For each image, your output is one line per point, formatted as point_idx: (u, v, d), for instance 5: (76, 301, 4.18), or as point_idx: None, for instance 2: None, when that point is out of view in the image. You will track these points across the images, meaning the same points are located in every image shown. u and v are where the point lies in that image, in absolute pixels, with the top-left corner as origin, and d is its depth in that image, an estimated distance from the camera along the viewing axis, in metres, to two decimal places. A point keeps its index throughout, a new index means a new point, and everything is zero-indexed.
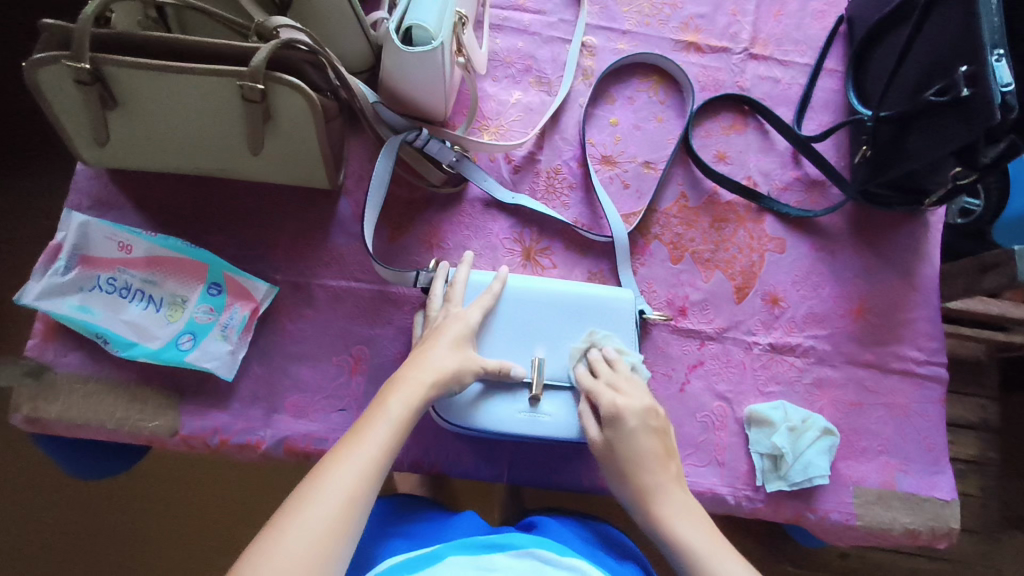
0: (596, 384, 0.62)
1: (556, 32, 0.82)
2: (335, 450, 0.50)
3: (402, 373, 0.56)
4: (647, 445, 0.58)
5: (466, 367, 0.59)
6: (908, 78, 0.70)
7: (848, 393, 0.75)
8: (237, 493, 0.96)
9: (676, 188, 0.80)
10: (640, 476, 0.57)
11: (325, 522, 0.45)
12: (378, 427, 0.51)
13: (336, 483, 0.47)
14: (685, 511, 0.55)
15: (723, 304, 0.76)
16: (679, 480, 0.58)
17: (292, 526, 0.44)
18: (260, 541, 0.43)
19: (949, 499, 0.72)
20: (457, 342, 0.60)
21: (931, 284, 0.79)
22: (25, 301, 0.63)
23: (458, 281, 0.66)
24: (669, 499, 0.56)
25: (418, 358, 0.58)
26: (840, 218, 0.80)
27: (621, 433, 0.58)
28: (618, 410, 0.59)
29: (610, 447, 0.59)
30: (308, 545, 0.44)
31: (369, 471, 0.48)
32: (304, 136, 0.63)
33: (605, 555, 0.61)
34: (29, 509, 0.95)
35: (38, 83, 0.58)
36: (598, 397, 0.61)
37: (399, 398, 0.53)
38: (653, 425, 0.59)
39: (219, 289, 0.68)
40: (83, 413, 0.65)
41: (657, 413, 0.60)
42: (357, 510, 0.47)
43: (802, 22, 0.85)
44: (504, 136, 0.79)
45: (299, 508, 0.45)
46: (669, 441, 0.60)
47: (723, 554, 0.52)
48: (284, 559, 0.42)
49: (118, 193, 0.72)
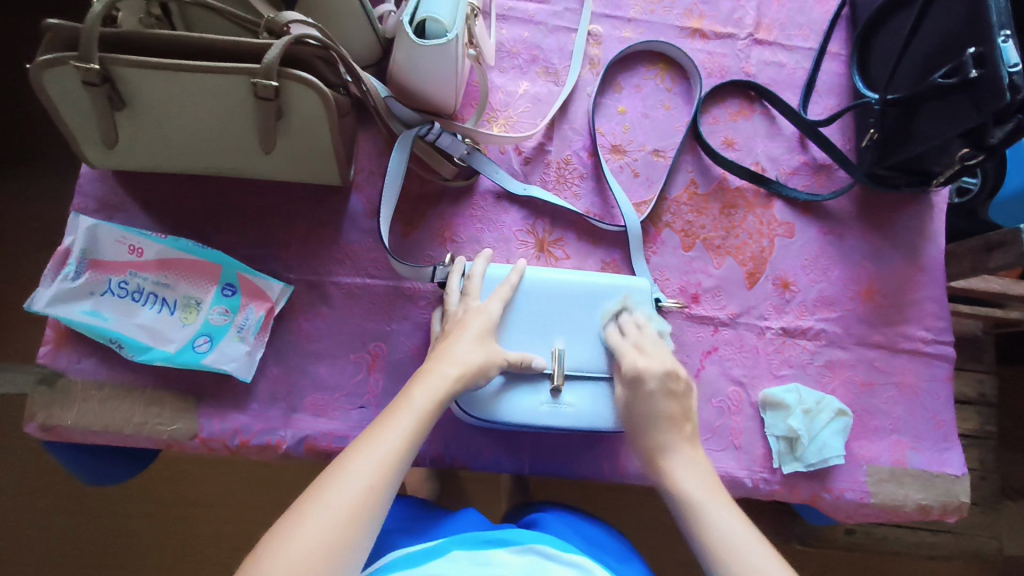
0: (625, 347, 0.64)
1: (561, 21, 0.82)
2: (359, 439, 0.49)
3: (428, 366, 0.56)
4: (662, 405, 0.59)
5: (490, 361, 0.59)
6: (915, 61, 0.71)
7: (860, 373, 0.76)
8: (249, 491, 0.96)
9: (686, 176, 0.80)
10: (655, 425, 0.59)
11: (346, 507, 0.44)
12: (402, 418, 0.50)
13: (357, 469, 0.46)
14: (693, 468, 0.56)
15: (735, 290, 0.77)
16: (693, 440, 0.58)
17: (313, 511, 0.43)
18: (281, 526, 0.42)
19: (959, 474, 0.74)
20: (481, 335, 0.60)
21: (936, 264, 0.80)
22: (36, 308, 0.62)
23: (475, 274, 0.66)
24: (677, 451, 0.57)
25: (442, 351, 0.57)
26: (847, 201, 0.81)
27: (641, 393, 0.60)
28: (638, 371, 0.61)
29: (633, 402, 0.61)
30: (330, 529, 0.42)
31: (391, 459, 0.47)
32: (317, 133, 0.62)
33: (607, 555, 0.61)
34: (38, 516, 0.94)
35: (44, 85, 0.57)
36: (623, 359, 0.63)
37: (423, 389, 0.53)
38: (675, 390, 0.60)
39: (233, 289, 0.68)
40: (100, 419, 0.64)
41: (679, 375, 0.61)
42: (379, 498, 0.45)
43: (805, 5, 0.85)
44: (513, 128, 0.78)
45: (321, 493, 0.44)
46: (690, 405, 0.60)
47: (717, 504, 0.52)
48: (304, 541, 0.41)
49: (125, 195, 0.71)
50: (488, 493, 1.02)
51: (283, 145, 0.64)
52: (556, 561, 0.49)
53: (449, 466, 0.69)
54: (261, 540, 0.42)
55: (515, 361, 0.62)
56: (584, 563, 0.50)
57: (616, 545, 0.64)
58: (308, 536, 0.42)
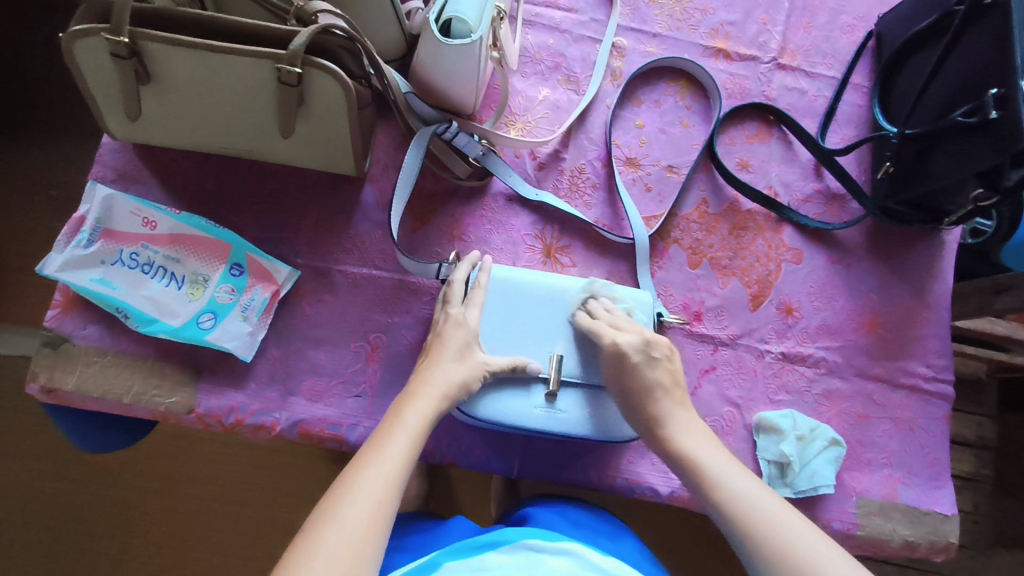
0: (603, 325, 0.64)
1: (587, 31, 0.82)
2: (357, 458, 0.49)
3: (413, 388, 0.57)
4: (652, 375, 0.61)
5: (474, 376, 0.60)
6: (937, 97, 0.71)
7: (857, 405, 0.76)
8: (240, 470, 0.97)
9: (698, 194, 0.80)
10: (650, 395, 0.60)
11: (360, 525, 0.44)
12: (398, 437, 0.51)
13: (364, 488, 0.46)
14: (695, 436, 0.57)
15: (738, 311, 0.77)
16: (685, 405, 0.60)
17: (329, 532, 0.43)
18: (299, 549, 0.42)
19: (950, 514, 0.73)
20: (462, 351, 0.61)
21: (943, 302, 0.80)
22: (47, 271, 0.63)
23: (456, 281, 0.66)
24: (673, 417, 0.59)
25: (425, 374, 0.58)
26: (858, 232, 0.81)
27: (626, 367, 0.61)
28: (616, 345, 0.61)
29: (620, 379, 0.62)
30: (348, 546, 0.43)
31: (394, 475, 0.48)
32: (337, 122, 0.63)
33: (599, 535, 0.63)
34: (30, 475, 0.95)
35: (74, 55, 0.58)
36: (600, 336, 0.63)
37: (415, 410, 0.54)
38: (653, 356, 0.62)
39: (241, 269, 0.69)
40: (100, 385, 0.65)
41: (658, 343, 0.63)
42: (389, 512, 0.46)
43: (831, 34, 0.85)
44: (530, 133, 0.79)
45: (333, 514, 0.44)
46: (676, 371, 0.63)
47: (721, 461, 0.55)
48: (324, 562, 0.41)
49: (144, 168, 0.72)
50: (476, 492, 1.02)
51: (303, 132, 0.65)
52: (547, 552, 0.50)
53: (439, 462, 0.69)
54: (279, 564, 0.42)
55: (500, 368, 0.63)
56: (575, 550, 0.51)
57: (607, 525, 0.66)
58: (329, 556, 0.42)
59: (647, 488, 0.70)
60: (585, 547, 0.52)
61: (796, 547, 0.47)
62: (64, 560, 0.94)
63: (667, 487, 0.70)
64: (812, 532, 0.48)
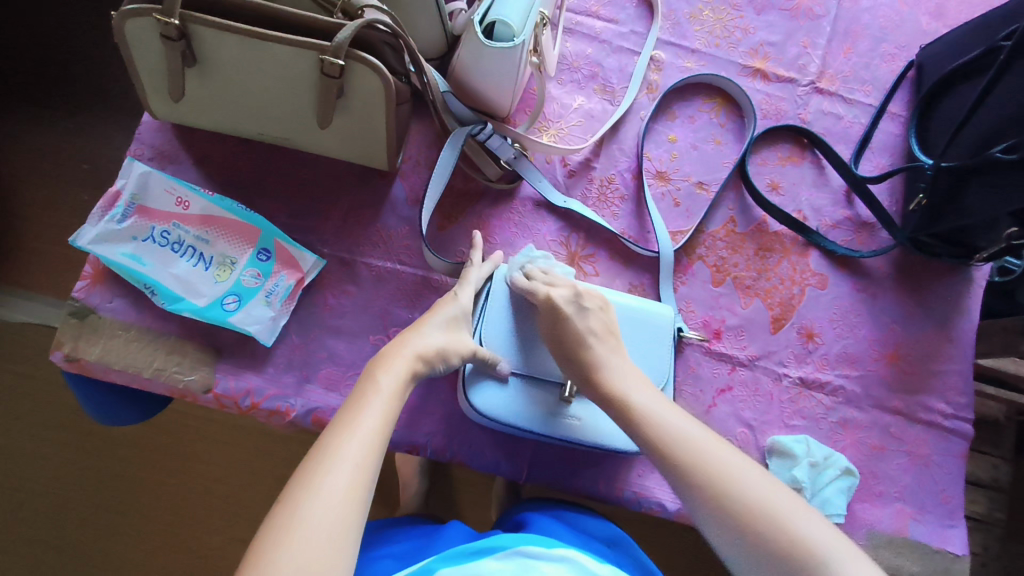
0: (536, 283, 0.65)
1: (626, 43, 0.83)
2: (333, 425, 0.49)
3: (389, 350, 0.56)
4: (589, 322, 0.61)
5: (458, 346, 0.61)
6: (974, 132, 0.70)
7: (873, 436, 0.75)
8: (248, 452, 0.98)
9: (726, 212, 0.80)
10: (584, 342, 0.60)
11: (341, 489, 0.44)
12: (374, 400, 0.51)
13: (344, 454, 0.46)
14: (627, 376, 0.59)
15: (758, 333, 0.76)
16: (618, 350, 0.61)
17: (308, 497, 0.43)
18: (279, 518, 0.42)
19: (960, 554, 0.72)
20: (450, 323, 0.61)
21: (967, 338, 0.79)
22: (80, 243, 0.64)
23: (473, 267, 0.67)
24: (610, 362, 0.59)
25: (400, 339, 0.58)
26: (886, 261, 0.80)
27: (560, 319, 0.61)
28: (549, 296, 0.62)
29: (553, 329, 0.62)
30: (329, 514, 0.43)
31: (372, 441, 0.48)
32: (374, 115, 0.64)
33: (595, 539, 0.63)
34: (43, 443, 0.97)
35: (125, 34, 0.59)
36: (534, 293, 0.64)
37: (389, 372, 0.54)
38: (584, 306, 0.62)
39: (268, 255, 0.69)
40: (122, 358, 0.66)
41: (589, 294, 0.64)
42: (369, 478, 0.46)
43: (871, 62, 0.84)
44: (563, 139, 0.79)
45: (311, 481, 0.44)
46: (610, 320, 0.63)
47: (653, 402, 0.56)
48: (305, 531, 0.42)
49: (181, 148, 0.73)
50: (478, 495, 1.02)
51: (340, 123, 0.66)
52: (542, 559, 0.51)
53: (448, 460, 0.69)
54: (259, 532, 0.42)
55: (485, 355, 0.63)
56: (569, 556, 0.52)
57: (602, 526, 0.66)
58: (311, 525, 0.42)
59: (654, 502, 0.69)
60: (578, 554, 0.53)
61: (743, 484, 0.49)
62: (69, 529, 0.95)
63: (674, 504, 0.69)
64: (753, 471, 0.50)
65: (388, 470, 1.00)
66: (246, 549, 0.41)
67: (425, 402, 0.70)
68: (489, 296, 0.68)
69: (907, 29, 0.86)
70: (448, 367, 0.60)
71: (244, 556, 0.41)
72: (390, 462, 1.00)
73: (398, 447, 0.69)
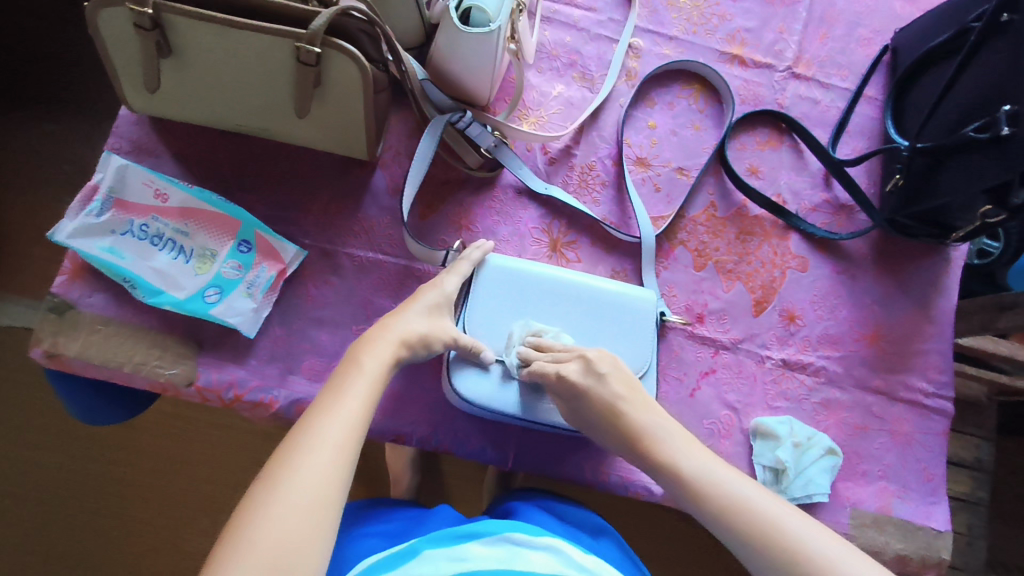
0: (544, 362, 0.62)
1: (604, 31, 0.83)
2: (316, 406, 0.49)
3: (370, 336, 0.57)
4: (612, 390, 0.60)
5: (438, 334, 0.61)
6: (948, 112, 0.71)
7: (855, 416, 0.76)
8: (236, 448, 0.98)
9: (706, 197, 0.81)
10: (614, 410, 0.60)
11: (323, 467, 0.45)
12: (357, 383, 0.52)
13: (324, 435, 0.47)
14: (672, 433, 0.59)
15: (741, 316, 0.77)
16: (650, 402, 0.61)
17: (289, 473, 0.43)
18: (256, 495, 0.42)
19: (943, 530, 0.73)
20: (431, 310, 0.62)
21: (946, 317, 0.80)
22: (58, 238, 0.63)
23: (465, 259, 0.67)
24: (646, 418, 0.60)
25: (383, 327, 0.58)
26: (864, 243, 0.81)
27: (581, 399, 0.60)
28: (563, 376, 0.60)
29: (575, 406, 0.61)
30: (310, 489, 0.43)
31: (354, 421, 0.49)
32: (351, 103, 0.63)
33: (582, 530, 0.63)
34: (27, 446, 0.96)
35: (98, 24, 0.59)
36: (544, 376, 0.61)
37: (372, 355, 0.54)
38: (600, 373, 0.61)
39: (249, 246, 0.69)
40: (102, 353, 0.65)
41: (597, 359, 0.62)
42: (350, 455, 0.47)
43: (846, 47, 0.85)
44: (543, 127, 0.80)
45: (293, 459, 0.44)
46: (628, 375, 0.62)
47: (657, 415, 0.60)
48: (285, 506, 0.42)
49: (159, 141, 0.73)
50: (468, 487, 1.02)
51: (317, 112, 0.66)
52: (529, 547, 0.51)
53: (434, 449, 0.69)
54: (238, 507, 0.42)
55: (466, 343, 0.63)
56: (555, 546, 0.52)
57: (593, 518, 0.66)
58: (291, 498, 0.42)
59: (640, 487, 0.69)
60: (565, 545, 0.53)
61: (796, 536, 0.50)
62: (53, 531, 0.94)
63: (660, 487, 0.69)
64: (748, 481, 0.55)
65: (377, 465, 1.00)
66: (224, 525, 0.41)
67: (408, 391, 0.70)
68: (473, 286, 0.68)
69: (881, 14, 0.87)
70: (429, 354, 0.60)
71: (223, 530, 0.41)
72: (380, 459, 1.00)
73: (383, 436, 0.69)
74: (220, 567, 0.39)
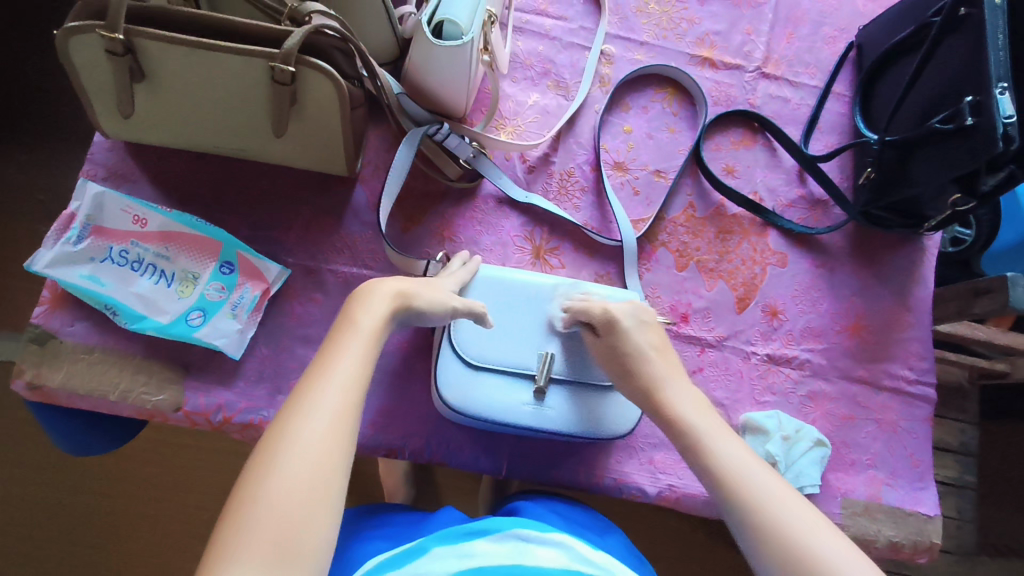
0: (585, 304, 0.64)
1: (576, 39, 0.84)
2: (309, 370, 0.47)
3: (360, 293, 0.54)
4: (641, 338, 0.60)
5: (438, 300, 0.59)
6: (915, 105, 0.73)
7: (842, 406, 0.77)
8: (226, 472, 0.97)
9: (685, 198, 0.82)
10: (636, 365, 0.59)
11: (320, 436, 0.43)
12: (352, 344, 0.49)
13: (320, 402, 0.44)
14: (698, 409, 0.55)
15: (724, 313, 0.78)
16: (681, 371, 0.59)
17: (287, 446, 0.42)
18: (257, 467, 0.41)
19: (933, 515, 0.74)
20: (430, 283, 0.61)
21: (924, 305, 0.82)
22: (35, 268, 0.63)
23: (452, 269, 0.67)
24: (675, 388, 0.57)
25: (373, 283, 0.56)
26: (841, 236, 0.83)
27: (617, 333, 0.61)
28: (604, 312, 0.61)
29: (609, 346, 0.61)
30: (309, 462, 0.41)
31: (351, 383, 0.46)
32: (328, 120, 0.64)
33: (587, 530, 0.63)
34: (12, 482, 0.94)
35: (69, 53, 0.58)
36: (589, 311, 0.63)
37: (366, 312, 0.52)
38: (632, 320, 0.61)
39: (231, 268, 0.69)
40: (86, 383, 0.64)
41: (643, 309, 0.63)
42: (349, 420, 0.45)
43: (813, 45, 0.87)
44: (520, 136, 0.80)
45: (291, 426, 0.43)
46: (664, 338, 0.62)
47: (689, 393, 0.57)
48: (287, 480, 0.40)
49: (135, 166, 0.72)
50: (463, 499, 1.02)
51: (295, 131, 0.66)
52: (535, 542, 0.51)
53: (427, 461, 0.69)
54: (236, 486, 0.40)
55: (465, 308, 0.62)
56: (564, 541, 0.52)
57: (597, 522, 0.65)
58: (290, 473, 0.40)
59: (634, 488, 0.70)
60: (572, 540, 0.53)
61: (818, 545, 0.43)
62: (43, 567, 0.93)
63: (654, 488, 0.70)
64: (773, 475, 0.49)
65: (372, 481, 1.00)
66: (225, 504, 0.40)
67: (399, 405, 0.70)
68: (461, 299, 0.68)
69: (845, 13, 0.89)
70: (432, 312, 0.58)
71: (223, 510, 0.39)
72: (374, 475, 1.00)
73: (375, 451, 0.68)
74: (224, 547, 0.37)
